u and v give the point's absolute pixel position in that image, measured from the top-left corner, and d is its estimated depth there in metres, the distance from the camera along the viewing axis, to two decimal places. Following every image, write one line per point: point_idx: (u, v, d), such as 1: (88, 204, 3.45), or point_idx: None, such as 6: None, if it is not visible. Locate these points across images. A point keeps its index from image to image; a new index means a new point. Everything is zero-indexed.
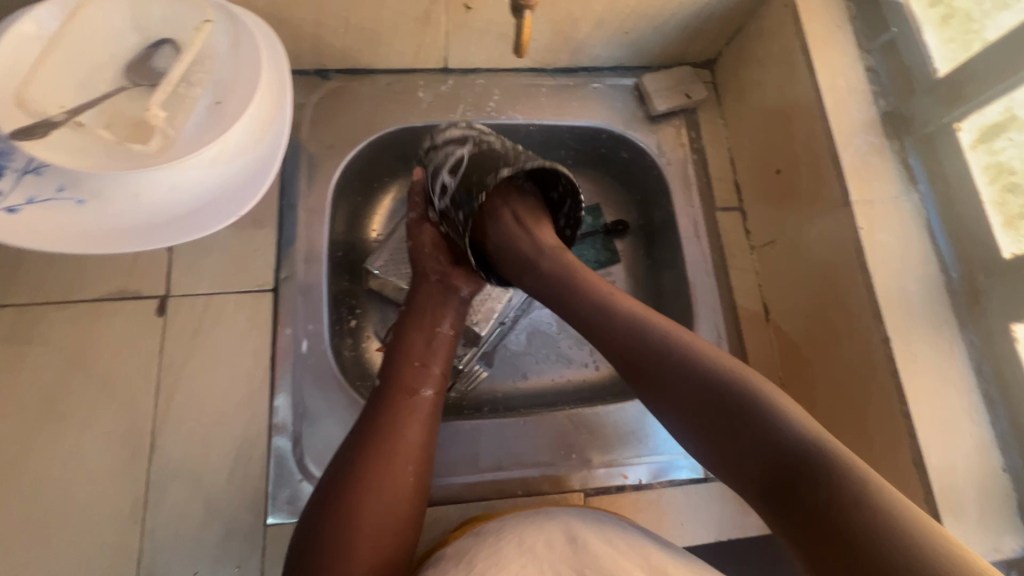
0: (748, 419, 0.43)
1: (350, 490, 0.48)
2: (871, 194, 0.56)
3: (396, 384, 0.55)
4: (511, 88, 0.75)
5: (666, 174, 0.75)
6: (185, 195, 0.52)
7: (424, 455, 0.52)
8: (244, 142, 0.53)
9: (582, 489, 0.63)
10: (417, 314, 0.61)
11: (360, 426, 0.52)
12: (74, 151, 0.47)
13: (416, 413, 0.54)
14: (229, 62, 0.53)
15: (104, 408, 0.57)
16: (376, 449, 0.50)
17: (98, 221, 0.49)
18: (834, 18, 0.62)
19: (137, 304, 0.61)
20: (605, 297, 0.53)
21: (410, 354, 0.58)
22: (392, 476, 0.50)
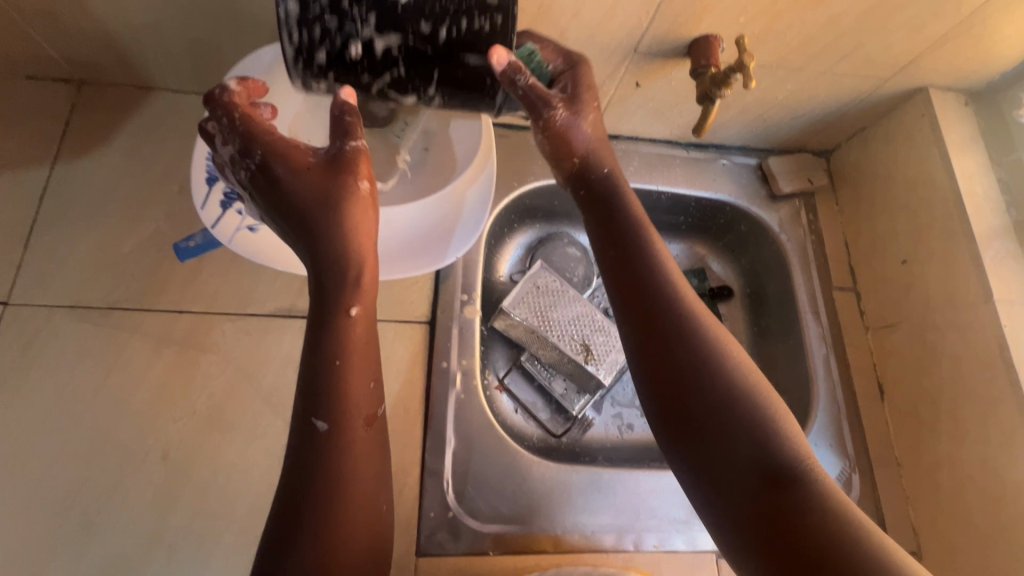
0: (719, 414, 0.40)
1: (322, 549, 0.40)
2: (1010, 295, 0.61)
3: (351, 421, 0.43)
4: (648, 157, 0.81)
5: (787, 250, 0.79)
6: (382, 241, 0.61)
7: (376, 492, 0.43)
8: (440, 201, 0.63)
9: (715, 551, 0.62)
10: (335, 298, 0.45)
11: (307, 498, 0.41)
12: None
13: (364, 442, 0.43)
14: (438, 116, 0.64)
15: (268, 422, 0.59)
16: (329, 508, 0.41)
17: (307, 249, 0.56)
18: (968, 132, 0.69)
19: (303, 323, 0.63)
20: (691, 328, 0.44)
21: (348, 377, 0.44)
22: (355, 528, 0.41)
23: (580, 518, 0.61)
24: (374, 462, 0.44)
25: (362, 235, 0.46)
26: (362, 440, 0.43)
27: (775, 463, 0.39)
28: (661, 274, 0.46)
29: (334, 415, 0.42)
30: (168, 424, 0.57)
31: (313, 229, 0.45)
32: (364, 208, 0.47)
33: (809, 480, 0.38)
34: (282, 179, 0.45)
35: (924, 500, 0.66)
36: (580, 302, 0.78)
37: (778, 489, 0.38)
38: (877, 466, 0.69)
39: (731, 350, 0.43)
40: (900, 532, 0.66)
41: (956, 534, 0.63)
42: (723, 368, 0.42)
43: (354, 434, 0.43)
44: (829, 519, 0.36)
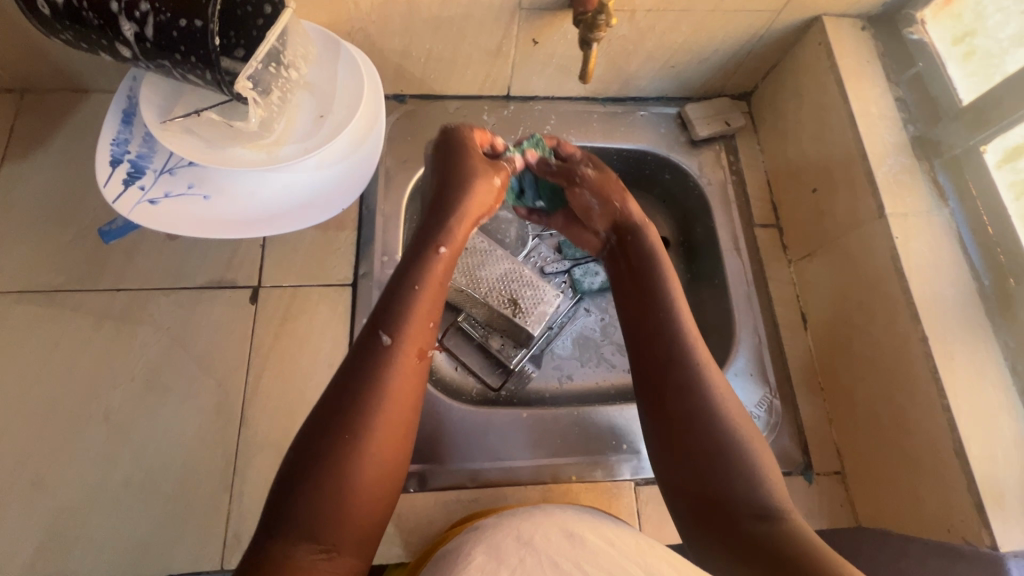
0: (718, 452, 0.51)
1: (346, 457, 0.46)
2: (904, 208, 0.61)
3: (407, 347, 0.53)
4: (566, 115, 0.83)
5: (706, 192, 0.81)
6: (328, 168, 0.62)
7: (406, 428, 0.51)
8: (349, 103, 0.62)
9: (633, 479, 0.65)
10: (425, 250, 0.59)
11: (354, 398, 0.49)
12: (192, 149, 0.55)
13: (411, 369, 0.52)
14: (322, 77, 0.63)
15: (201, 383, 0.64)
16: (366, 415, 0.48)
17: (263, 205, 0.58)
18: (863, 55, 0.69)
19: (232, 293, 0.68)
20: (688, 358, 0.55)
21: (412, 317, 0.54)
22: (380, 450, 0.48)
23: (498, 456, 0.64)
24: (411, 402, 0.51)
25: (472, 207, 0.63)
26: (410, 372, 0.52)
27: (757, 504, 0.49)
28: (678, 335, 0.57)
29: (398, 334, 0.53)
30: (109, 389, 0.62)
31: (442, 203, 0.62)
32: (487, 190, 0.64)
33: (789, 527, 0.47)
34: (452, 197, 0.62)
35: (844, 420, 0.67)
36: (509, 260, 0.81)
37: (757, 521, 0.48)
38: (800, 393, 0.70)
39: (723, 401, 0.53)
40: (821, 454, 0.67)
41: (869, 450, 0.63)
42: (729, 427, 0.52)
43: (408, 358, 0.52)
44: (800, 558, 0.44)
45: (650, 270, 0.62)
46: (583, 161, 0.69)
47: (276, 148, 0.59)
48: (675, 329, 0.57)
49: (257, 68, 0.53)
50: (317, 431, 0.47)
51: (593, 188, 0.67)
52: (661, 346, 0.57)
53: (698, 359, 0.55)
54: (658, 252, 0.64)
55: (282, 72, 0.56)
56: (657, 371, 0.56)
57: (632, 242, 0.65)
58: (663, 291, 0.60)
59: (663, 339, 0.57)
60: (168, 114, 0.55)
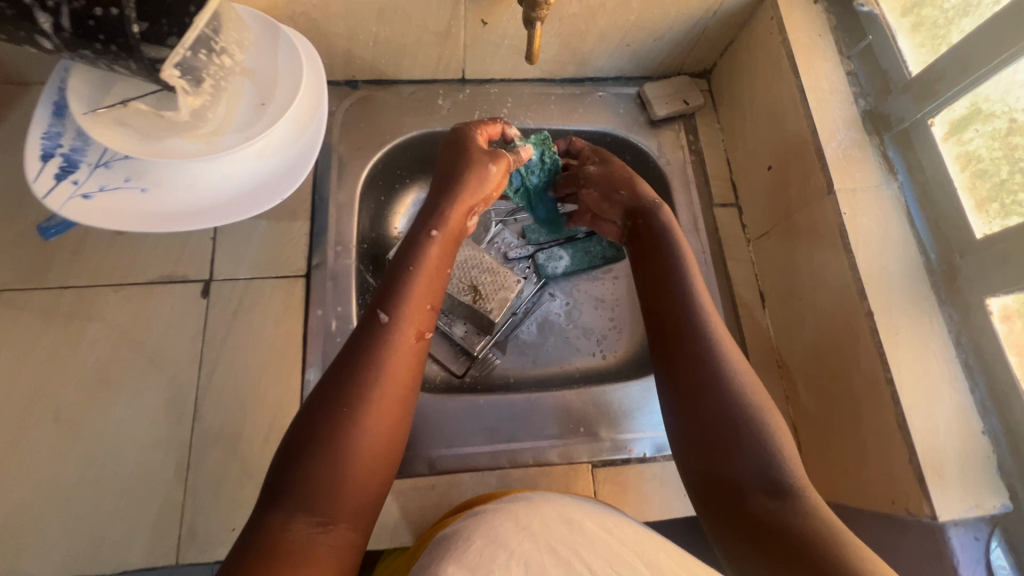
0: (734, 427, 0.50)
1: (343, 434, 0.44)
2: (853, 183, 0.61)
3: (406, 327, 0.50)
4: (523, 97, 0.82)
5: (666, 173, 0.80)
6: (271, 156, 0.59)
7: (404, 410, 0.48)
8: (290, 88, 0.60)
9: (590, 461, 0.65)
10: (421, 233, 0.56)
11: (353, 376, 0.46)
12: (124, 138, 0.53)
13: (410, 351, 0.50)
14: (262, 62, 0.60)
15: (152, 378, 0.63)
16: (365, 396, 0.45)
17: (202, 197, 0.56)
18: (816, 28, 0.68)
19: (182, 286, 0.67)
20: (699, 326, 0.55)
21: (410, 300, 0.51)
22: (379, 428, 0.46)
23: (453, 443, 0.64)
24: (411, 384, 0.49)
25: (472, 187, 0.59)
26: (409, 352, 0.49)
27: (769, 479, 0.48)
28: (688, 302, 0.56)
29: (395, 312, 0.50)
30: (58, 388, 0.61)
31: (443, 189, 0.59)
32: (486, 179, 0.61)
33: (799, 503, 0.46)
34: (453, 177, 0.60)
35: (797, 396, 0.67)
36: (468, 246, 0.81)
37: (768, 498, 0.47)
38: (757, 371, 0.70)
39: (734, 368, 0.53)
40: None
41: (822, 425, 0.63)
42: (743, 406, 0.51)
43: (407, 339, 0.50)
44: (805, 535, 0.44)
45: (664, 243, 0.61)
46: (589, 150, 0.74)
47: (216, 138, 0.57)
48: (683, 298, 0.57)
49: (185, 54, 0.51)
50: (314, 407, 0.45)
51: (596, 183, 0.68)
52: (669, 314, 0.56)
53: (709, 329, 0.54)
54: (675, 232, 0.62)
55: (214, 59, 0.54)
56: (675, 345, 0.55)
57: (648, 219, 0.64)
58: (675, 257, 0.59)
59: (674, 305, 0.56)
60: (96, 105, 0.53)
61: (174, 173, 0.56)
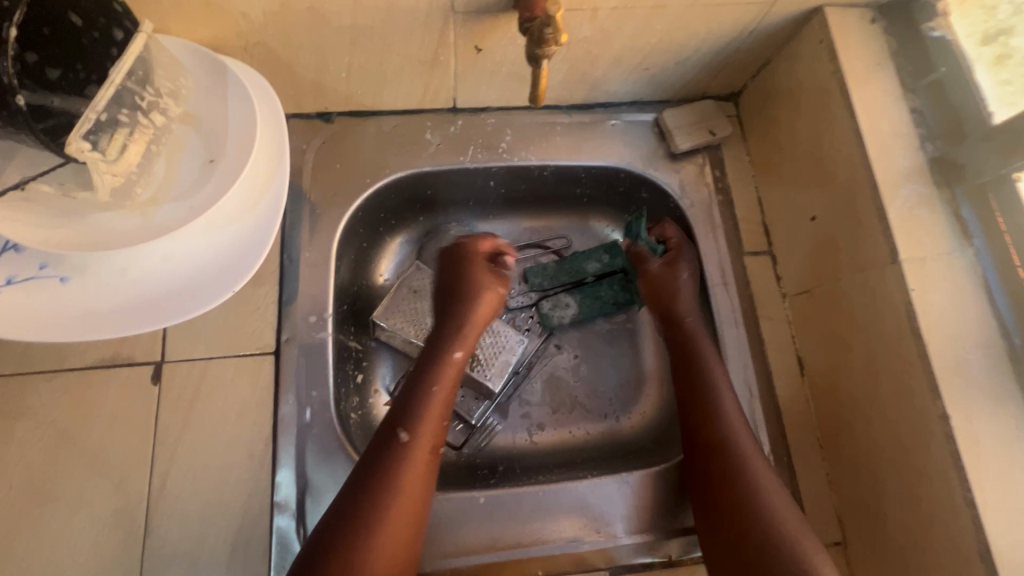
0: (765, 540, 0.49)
1: (351, 570, 0.45)
2: (921, 250, 0.51)
3: (422, 447, 0.52)
4: (524, 128, 0.71)
5: (689, 215, 0.70)
6: (223, 230, 0.49)
7: (415, 530, 0.50)
8: (242, 142, 0.48)
9: (606, 566, 0.57)
10: (440, 350, 0.59)
11: (366, 495, 0.49)
12: (33, 223, 0.42)
13: (422, 471, 0.52)
14: (207, 107, 0.49)
15: (95, 486, 0.54)
16: (380, 514, 0.48)
17: (141, 288, 0.47)
18: (873, 55, 0.57)
19: (128, 371, 0.57)
20: (733, 437, 0.55)
21: (424, 418, 0.54)
22: (393, 543, 0.48)
23: (450, 552, 0.56)
24: (419, 507, 0.50)
25: (483, 306, 0.63)
26: (422, 472, 0.51)
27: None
28: (720, 411, 0.57)
29: (416, 430, 0.53)
30: None
31: (456, 304, 0.62)
32: (496, 290, 0.64)
33: None
34: (465, 292, 0.63)
35: (844, 487, 0.59)
36: None
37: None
38: (796, 453, 0.62)
39: (767, 481, 0.52)
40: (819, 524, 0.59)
41: (874, 527, 0.55)
42: (774, 518, 0.50)
43: (420, 456, 0.52)
44: None
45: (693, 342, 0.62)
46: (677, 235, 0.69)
47: (153, 210, 0.46)
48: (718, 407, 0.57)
49: (98, 119, 0.41)
50: (332, 523, 0.47)
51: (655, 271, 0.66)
52: (694, 420, 0.57)
53: (739, 439, 0.55)
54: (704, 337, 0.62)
55: (139, 117, 0.44)
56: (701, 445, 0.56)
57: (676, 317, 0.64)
58: (705, 359, 0.60)
59: (694, 410, 0.58)
60: None
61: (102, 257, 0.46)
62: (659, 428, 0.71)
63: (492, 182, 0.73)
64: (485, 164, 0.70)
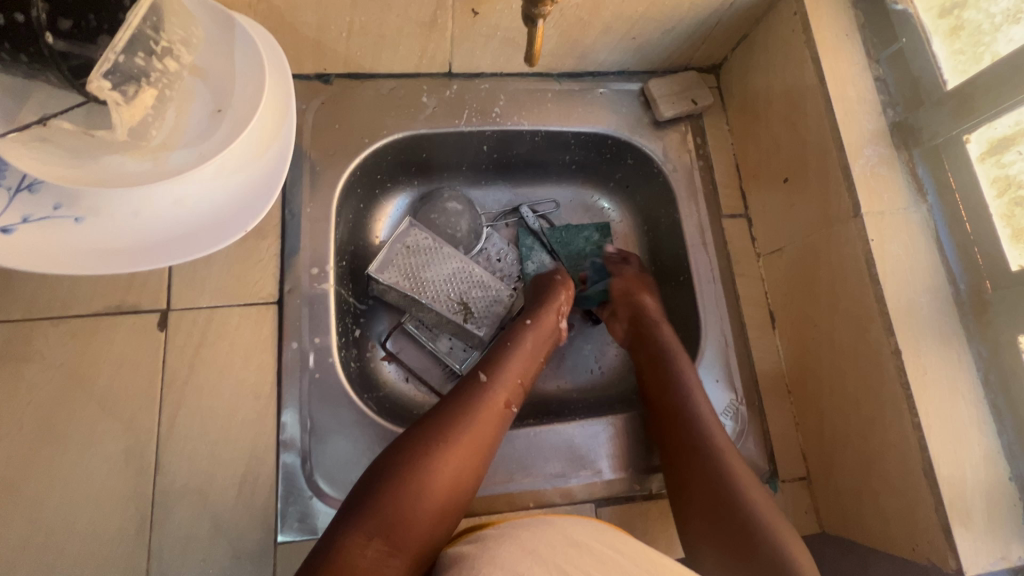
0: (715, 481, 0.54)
1: (410, 479, 0.49)
2: (880, 205, 0.56)
3: (499, 393, 0.58)
4: (517, 94, 0.74)
5: (672, 180, 0.74)
6: (231, 175, 0.51)
7: (476, 464, 0.53)
8: (251, 94, 0.50)
9: (593, 500, 0.62)
10: (518, 324, 0.66)
11: (441, 422, 0.53)
12: (49, 159, 0.44)
13: (496, 412, 0.56)
14: (218, 60, 0.50)
15: (105, 426, 0.56)
16: (452, 439, 0.52)
17: (154, 228, 0.49)
18: (842, 27, 0.62)
19: (135, 318, 0.59)
20: (687, 402, 0.60)
21: (501, 372, 0.60)
22: (453, 468, 0.51)
23: None
24: (486, 443, 0.54)
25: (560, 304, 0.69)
26: (494, 414, 0.56)
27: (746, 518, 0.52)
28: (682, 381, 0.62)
29: (494, 375, 0.59)
30: None
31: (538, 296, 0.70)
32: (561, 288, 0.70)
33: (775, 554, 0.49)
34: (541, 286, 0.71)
35: (809, 426, 0.64)
36: (456, 257, 0.73)
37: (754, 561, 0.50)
38: (766, 397, 0.67)
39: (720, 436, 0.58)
40: (787, 460, 0.65)
41: (833, 459, 0.61)
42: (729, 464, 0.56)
43: (494, 401, 0.57)
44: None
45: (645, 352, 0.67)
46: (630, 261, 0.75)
47: (165, 153, 0.48)
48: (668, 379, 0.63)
49: (117, 61, 0.42)
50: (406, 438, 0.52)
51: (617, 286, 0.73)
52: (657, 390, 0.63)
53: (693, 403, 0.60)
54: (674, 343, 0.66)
55: (154, 62, 0.46)
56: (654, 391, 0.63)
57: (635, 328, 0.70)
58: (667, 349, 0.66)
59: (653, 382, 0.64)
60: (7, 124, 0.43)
61: (116, 196, 0.47)
62: None
63: (485, 147, 0.76)
64: (479, 128, 0.73)
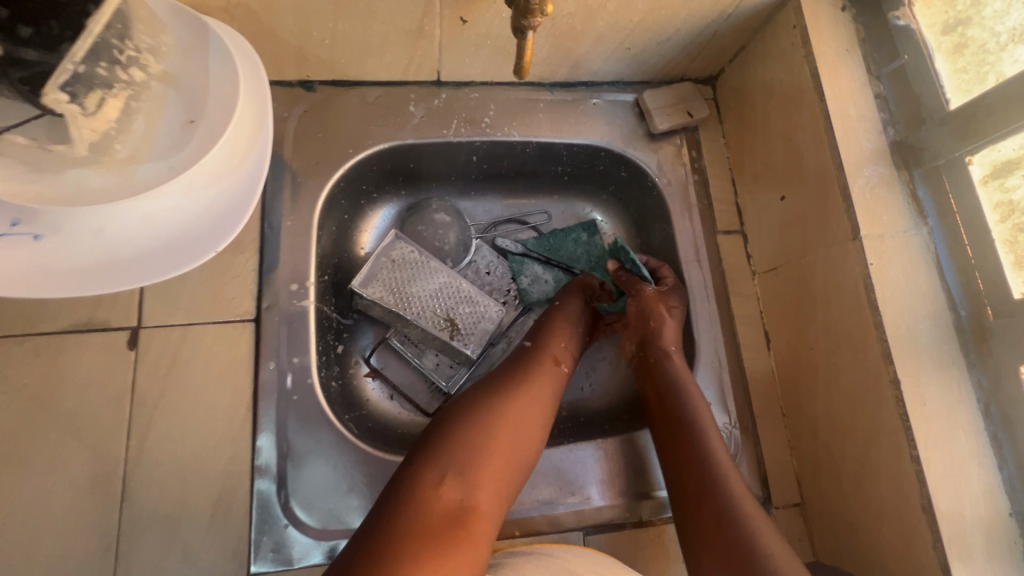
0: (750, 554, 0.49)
1: (481, 426, 0.51)
2: (880, 228, 0.54)
3: (551, 355, 0.62)
4: (507, 104, 0.71)
5: (666, 194, 0.72)
6: (204, 190, 0.48)
7: (542, 416, 0.56)
8: (225, 106, 0.47)
9: (580, 528, 0.60)
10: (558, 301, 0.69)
11: (496, 382, 0.57)
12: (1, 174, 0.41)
13: (549, 368, 0.60)
14: (190, 68, 0.47)
15: (70, 450, 0.53)
16: (513, 393, 0.55)
17: (120, 247, 0.46)
18: (842, 42, 0.60)
19: (103, 336, 0.56)
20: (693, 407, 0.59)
21: (547, 341, 0.63)
22: (520, 417, 0.54)
23: None
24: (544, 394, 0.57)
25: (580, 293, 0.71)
26: (550, 373, 0.59)
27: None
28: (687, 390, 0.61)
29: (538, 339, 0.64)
30: None
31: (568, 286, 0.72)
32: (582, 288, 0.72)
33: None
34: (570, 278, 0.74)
35: (803, 451, 0.62)
36: (443, 271, 0.71)
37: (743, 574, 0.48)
38: (760, 421, 0.65)
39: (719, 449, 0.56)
40: (781, 486, 0.63)
41: (828, 486, 0.59)
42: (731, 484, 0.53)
43: (546, 362, 0.60)
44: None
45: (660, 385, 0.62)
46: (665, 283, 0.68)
47: (132, 167, 0.45)
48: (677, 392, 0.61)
49: (77, 70, 0.41)
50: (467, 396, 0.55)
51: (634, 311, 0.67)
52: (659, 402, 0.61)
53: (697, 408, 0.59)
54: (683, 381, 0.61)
55: (118, 72, 0.43)
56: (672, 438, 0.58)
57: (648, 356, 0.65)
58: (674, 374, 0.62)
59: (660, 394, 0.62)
60: None
61: (79, 213, 0.44)
62: (632, 399, 0.73)
63: (474, 157, 0.74)
64: (468, 138, 0.70)
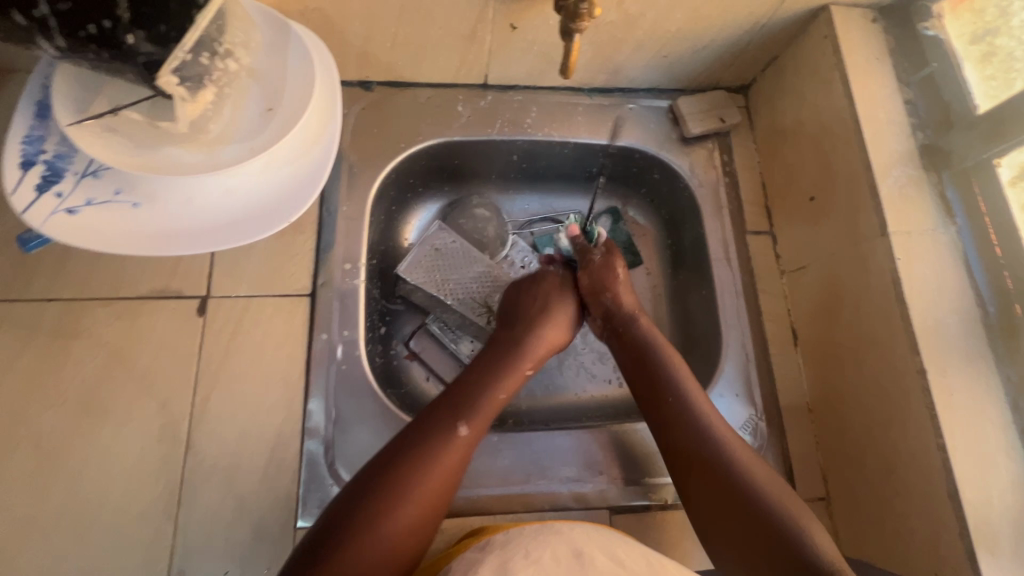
0: (747, 505, 0.51)
1: (370, 525, 0.46)
2: (908, 225, 0.57)
3: (473, 440, 0.54)
4: (549, 107, 0.76)
5: (697, 195, 0.75)
6: (279, 168, 0.54)
7: (440, 506, 0.51)
8: (301, 93, 0.53)
9: (608, 507, 0.62)
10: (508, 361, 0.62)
11: (408, 468, 0.50)
12: (109, 146, 0.47)
13: (465, 462, 0.53)
14: (272, 62, 0.54)
15: (142, 404, 0.58)
16: (417, 488, 0.49)
17: (202, 215, 0.51)
18: (872, 51, 0.63)
19: (176, 303, 0.62)
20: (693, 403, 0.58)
21: (478, 418, 0.55)
22: (418, 512, 0.49)
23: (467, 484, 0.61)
24: (446, 487, 0.51)
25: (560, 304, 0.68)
26: (465, 462, 0.53)
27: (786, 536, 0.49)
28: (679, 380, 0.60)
29: (473, 428, 0.54)
30: (38, 412, 0.57)
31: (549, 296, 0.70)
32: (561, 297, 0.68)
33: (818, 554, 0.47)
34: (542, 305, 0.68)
35: (830, 445, 0.63)
36: (481, 261, 0.75)
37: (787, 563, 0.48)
38: (787, 415, 0.66)
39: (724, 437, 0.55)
40: (807, 478, 0.64)
41: (854, 478, 0.60)
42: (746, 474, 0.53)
43: (468, 449, 0.53)
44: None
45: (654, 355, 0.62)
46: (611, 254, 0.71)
47: (219, 147, 0.51)
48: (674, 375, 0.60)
49: (184, 58, 0.45)
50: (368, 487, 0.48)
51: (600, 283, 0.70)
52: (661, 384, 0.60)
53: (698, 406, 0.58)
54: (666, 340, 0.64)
55: (217, 62, 0.48)
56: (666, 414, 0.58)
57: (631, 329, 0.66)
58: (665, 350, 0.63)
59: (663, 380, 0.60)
60: (82, 114, 0.47)
61: (170, 183, 0.51)
62: None
63: (515, 156, 0.78)
64: (511, 137, 0.75)
